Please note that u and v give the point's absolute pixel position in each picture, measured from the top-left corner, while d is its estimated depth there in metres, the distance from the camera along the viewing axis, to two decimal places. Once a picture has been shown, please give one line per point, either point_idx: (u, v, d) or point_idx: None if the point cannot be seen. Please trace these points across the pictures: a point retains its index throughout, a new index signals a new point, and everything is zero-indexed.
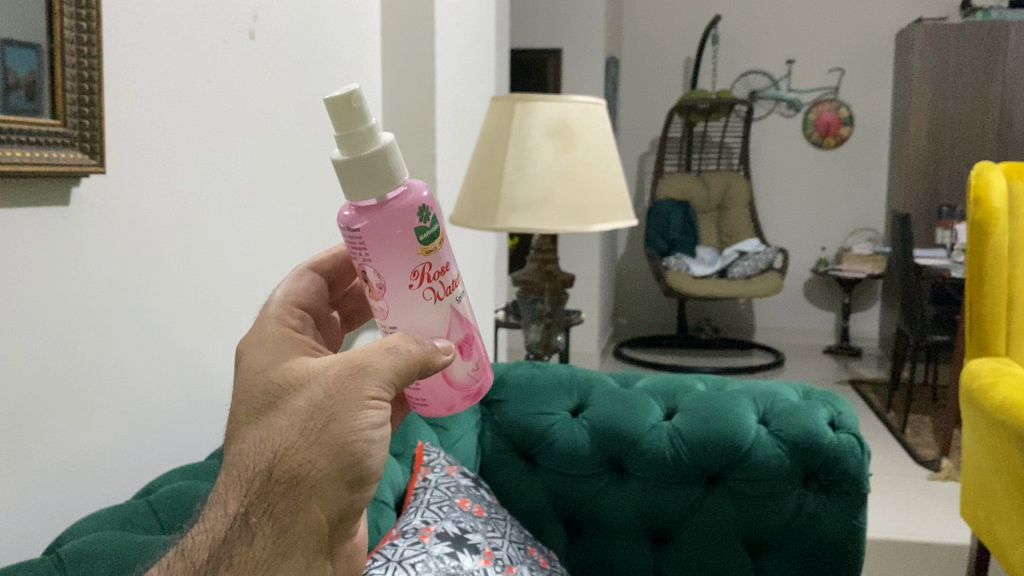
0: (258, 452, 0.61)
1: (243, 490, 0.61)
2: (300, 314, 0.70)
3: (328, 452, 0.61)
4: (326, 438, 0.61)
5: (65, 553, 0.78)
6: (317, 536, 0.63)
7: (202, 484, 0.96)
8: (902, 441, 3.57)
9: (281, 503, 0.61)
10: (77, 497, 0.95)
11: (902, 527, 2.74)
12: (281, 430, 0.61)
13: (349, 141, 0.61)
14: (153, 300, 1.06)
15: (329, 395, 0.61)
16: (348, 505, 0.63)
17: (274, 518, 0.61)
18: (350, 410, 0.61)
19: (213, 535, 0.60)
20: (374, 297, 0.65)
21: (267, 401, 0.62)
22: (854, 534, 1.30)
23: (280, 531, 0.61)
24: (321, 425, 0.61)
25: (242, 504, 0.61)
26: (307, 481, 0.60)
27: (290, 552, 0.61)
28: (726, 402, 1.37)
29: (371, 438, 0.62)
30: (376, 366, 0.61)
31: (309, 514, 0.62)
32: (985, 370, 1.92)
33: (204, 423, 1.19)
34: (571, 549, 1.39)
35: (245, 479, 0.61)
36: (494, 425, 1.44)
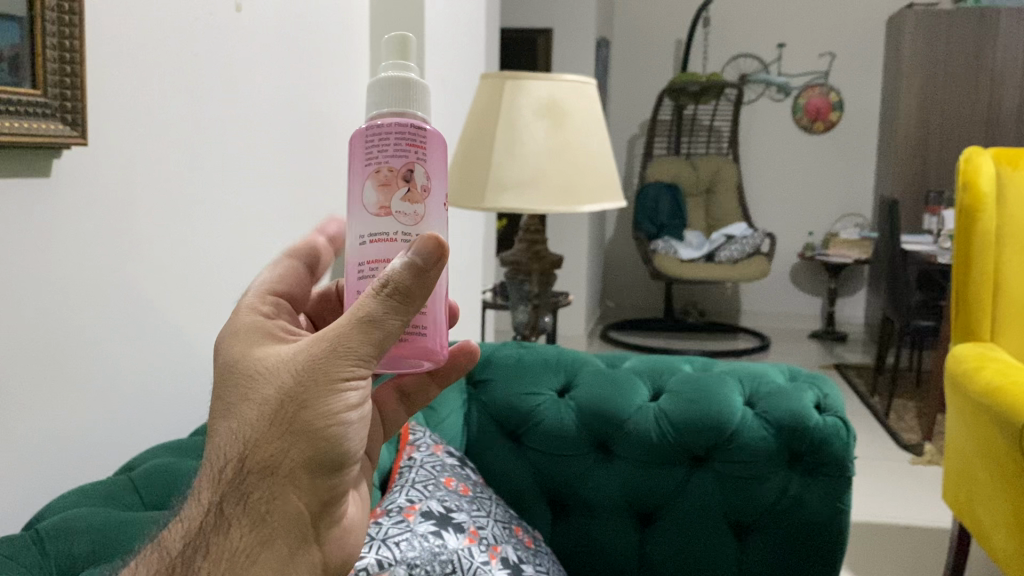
0: (229, 443, 0.61)
1: (217, 482, 0.60)
2: (273, 302, 0.69)
3: (300, 441, 0.59)
4: (298, 426, 0.59)
5: (43, 528, 0.77)
6: (298, 522, 0.62)
7: (186, 461, 0.95)
8: (885, 426, 3.60)
9: (256, 493, 0.60)
10: (57, 474, 0.94)
11: (884, 510, 2.77)
12: (251, 421, 0.60)
13: (388, 70, 0.63)
14: (137, 275, 1.05)
15: (298, 381, 0.59)
16: (328, 489, 0.63)
17: (249, 508, 0.60)
18: (321, 396, 0.59)
19: (189, 526, 0.60)
20: (411, 200, 0.61)
21: (238, 393, 0.61)
22: (838, 516, 1.30)
23: (258, 520, 0.60)
24: (291, 414, 0.59)
25: (217, 496, 0.60)
26: (280, 470, 0.60)
27: (269, 540, 0.60)
28: (712, 384, 1.37)
29: (345, 420, 0.60)
30: (347, 345, 0.58)
31: (286, 503, 0.61)
32: (970, 355, 1.93)
33: (186, 401, 1.18)
34: (556, 528, 1.39)
35: (218, 471, 0.60)
36: (480, 404, 1.43)
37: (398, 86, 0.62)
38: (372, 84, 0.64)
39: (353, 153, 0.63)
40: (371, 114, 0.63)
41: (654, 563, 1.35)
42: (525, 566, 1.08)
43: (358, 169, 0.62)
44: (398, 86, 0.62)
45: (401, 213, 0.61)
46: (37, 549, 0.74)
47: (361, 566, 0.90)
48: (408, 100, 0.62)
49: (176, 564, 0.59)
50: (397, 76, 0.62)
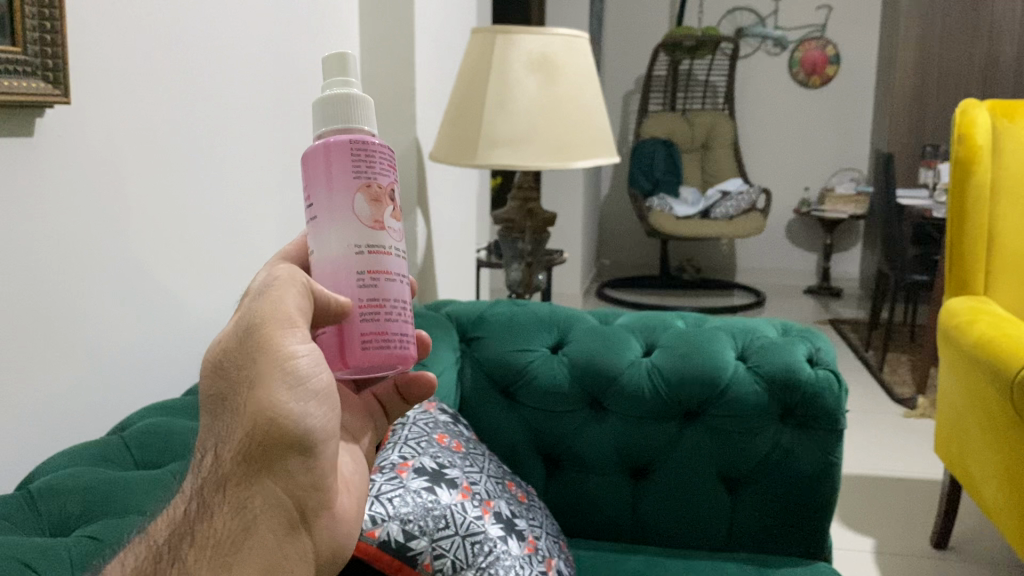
0: (210, 438, 0.63)
1: (199, 472, 0.62)
2: None
3: (261, 420, 0.59)
4: (257, 406, 0.60)
5: (35, 487, 0.77)
6: (280, 508, 0.61)
7: (178, 421, 0.95)
8: (880, 380, 3.62)
9: (230, 479, 0.60)
10: (51, 434, 0.94)
11: (876, 463, 2.79)
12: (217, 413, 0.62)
13: (345, 85, 0.64)
14: (126, 235, 1.05)
15: (244, 359, 0.61)
16: (302, 472, 0.62)
17: (227, 496, 0.60)
18: (263, 372, 0.60)
19: (173, 516, 0.61)
20: (394, 217, 0.65)
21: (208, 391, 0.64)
22: (829, 469, 1.30)
23: (240, 507, 0.60)
24: (241, 393, 0.61)
25: (199, 487, 0.61)
26: (251, 452, 0.60)
27: (251, 526, 0.60)
28: (705, 339, 1.38)
29: (297, 397, 0.60)
30: (274, 321, 0.60)
31: (261, 487, 0.60)
32: (964, 308, 1.93)
33: (179, 360, 1.18)
34: (551, 482, 1.41)
35: (200, 465, 0.62)
36: (474, 362, 1.43)
37: (361, 103, 0.64)
38: (325, 99, 0.63)
39: (327, 167, 0.62)
40: (328, 131, 0.63)
41: (647, 516, 1.37)
42: (518, 521, 1.09)
43: (343, 185, 0.62)
44: (352, 105, 0.63)
45: (391, 229, 0.64)
46: (31, 509, 0.75)
47: None
48: (363, 120, 0.64)
49: (163, 552, 0.59)
50: (355, 92, 0.64)
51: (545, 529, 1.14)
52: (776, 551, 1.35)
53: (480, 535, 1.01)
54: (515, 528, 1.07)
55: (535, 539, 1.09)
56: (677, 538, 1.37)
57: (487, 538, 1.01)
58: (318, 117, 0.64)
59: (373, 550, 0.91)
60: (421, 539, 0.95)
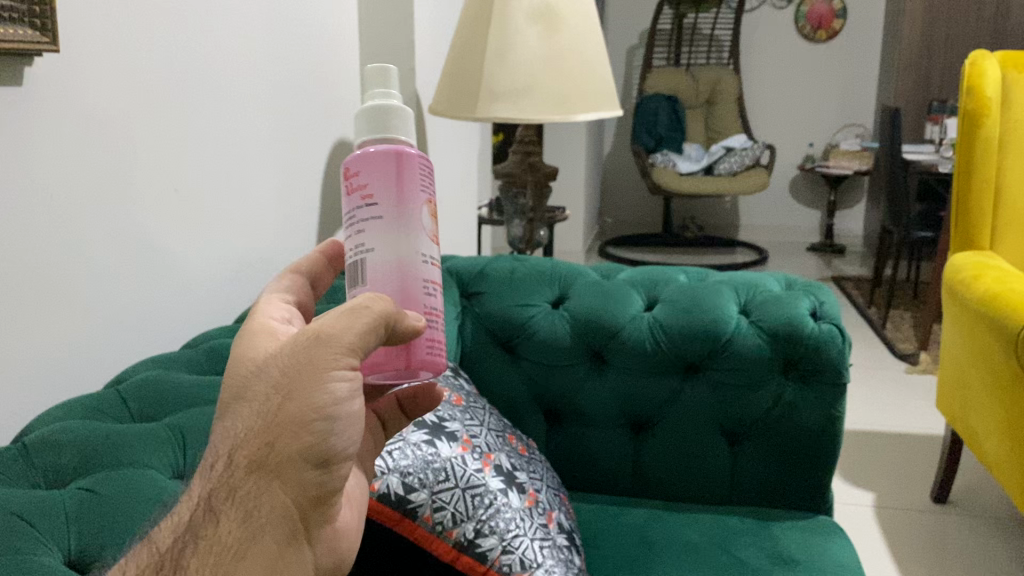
0: (222, 440, 0.56)
1: (206, 476, 0.54)
2: (287, 312, 0.65)
3: (285, 430, 0.54)
4: (286, 417, 0.54)
5: (30, 441, 0.77)
6: (288, 524, 0.55)
7: (174, 375, 0.94)
8: (881, 338, 3.60)
9: (244, 486, 0.53)
10: (46, 389, 0.93)
11: (877, 419, 2.80)
12: (242, 415, 0.55)
13: (393, 100, 0.62)
14: (119, 187, 1.03)
15: (289, 368, 0.55)
16: (317, 485, 0.56)
17: (237, 503, 0.53)
18: (307, 386, 0.54)
19: (178, 523, 0.53)
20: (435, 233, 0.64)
21: (234, 392, 0.57)
22: (831, 423, 1.29)
23: (247, 517, 0.53)
24: (278, 404, 0.54)
25: (206, 488, 0.54)
26: (268, 461, 0.54)
27: (258, 541, 0.53)
28: (707, 293, 1.36)
29: (333, 418, 0.55)
30: (332, 334, 0.55)
31: (276, 499, 0.54)
32: (969, 263, 1.91)
33: (175, 315, 1.17)
34: (551, 437, 1.40)
35: (209, 465, 0.55)
36: (474, 317, 1.42)
37: (409, 118, 0.62)
38: (379, 108, 0.61)
39: (398, 172, 0.60)
40: (384, 141, 0.61)
41: (648, 471, 1.37)
42: (519, 474, 1.09)
43: (409, 196, 0.60)
44: (404, 119, 0.62)
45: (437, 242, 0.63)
46: (25, 462, 0.74)
47: None
48: (409, 135, 0.62)
49: (163, 561, 0.51)
50: (404, 106, 0.62)
51: (546, 483, 1.14)
52: (777, 505, 1.35)
53: (480, 488, 1.01)
54: (516, 482, 1.06)
55: (535, 492, 1.09)
56: (678, 492, 1.37)
57: (486, 491, 1.01)
58: (367, 123, 0.61)
59: (374, 503, 0.91)
60: (421, 492, 0.94)
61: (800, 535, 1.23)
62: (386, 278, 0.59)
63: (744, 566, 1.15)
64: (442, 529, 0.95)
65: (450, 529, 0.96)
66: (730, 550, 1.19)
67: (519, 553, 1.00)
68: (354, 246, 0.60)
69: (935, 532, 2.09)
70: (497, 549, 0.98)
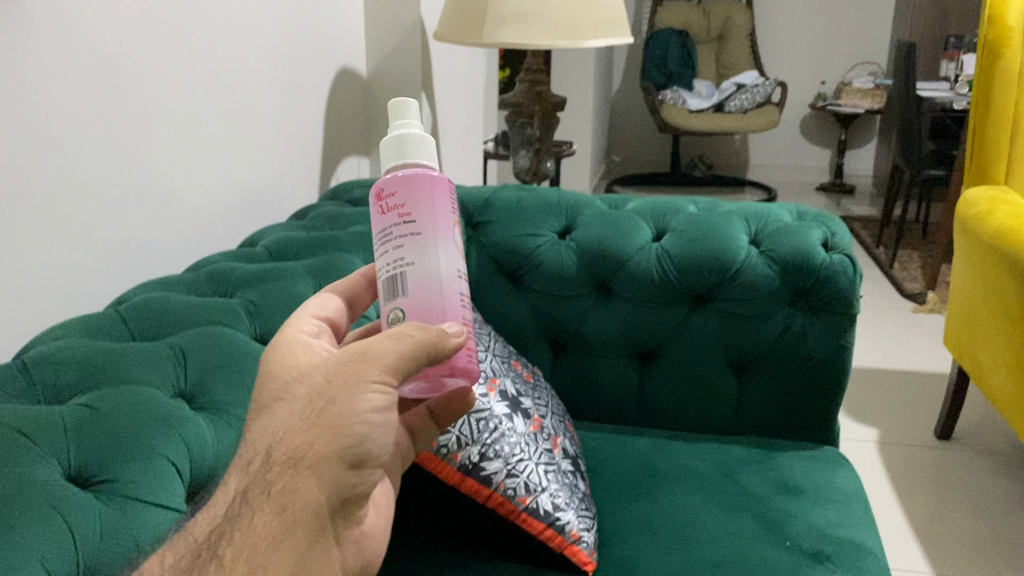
0: (258, 440, 0.58)
1: (245, 471, 0.56)
2: (317, 325, 0.67)
3: (325, 431, 0.56)
4: (324, 419, 0.56)
5: (30, 358, 0.76)
6: (319, 519, 0.56)
7: (175, 296, 0.93)
8: (889, 277, 3.58)
9: (278, 483, 0.55)
10: (45, 311, 0.93)
11: (882, 358, 2.79)
12: (281, 417, 0.57)
13: (413, 129, 0.65)
14: (114, 108, 1.01)
15: (331, 377, 0.58)
16: (349, 487, 0.58)
17: (272, 498, 0.55)
18: (346, 393, 0.56)
19: (214, 516, 0.56)
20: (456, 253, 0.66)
21: (272, 396, 0.59)
22: (839, 353, 1.28)
23: (281, 511, 0.55)
24: (319, 408, 0.57)
25: (242, 484, 0.56)
26: (305, 459, 0.55)
27: (290, 535, 0.55)
28: (718, 222, 1.33)
29: (371, 423, 0.57)
30: (376, 350, 0.57)
31: (309, 496, 0.55)
32: (984, 198, 1.88)
33: (176, 242, 1.16)
34: (557, 365, 1.40)
35: (245, 462, 0.57)
36: (480, 247, 1.39)
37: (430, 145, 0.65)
38: (402, 138, 0.63)
39: (431, 193, 0.62)
40: (412, 166, 0.63)
41: (653, 401, 1.37)
42: (524, 399, 1.08)
43: (442, 219, 0.62)
44: (428, 147, 0.64)
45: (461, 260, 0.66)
46: (25, 378, 0.73)
47: None
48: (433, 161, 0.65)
49: (203, 546, 0.55)
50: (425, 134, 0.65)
51: (551, 410, 1.14)
52: (782, 435, 1.35)
53: (485, 413, 1.00)
54: (520, 407, 1.06)
55: (540, 418, 1.09)
56: (684, 421, 1.37)
57: (491, 416, 1.01)
58: (393, 151, 0.63)
59: None
60: None
61: (805, 465, 1.23)
62: (428, 291, 0.60)
63: (747, 493, 1.15)
64: (447, 451, 0.95)
65: (455, 452, 0.96)
66: (734, 477, 1.19)
67: (523, 477, 0.99)
68: (392, 261, 0.61)
69: (937, 468, 2.10)
70: (502, 473, 0.98)
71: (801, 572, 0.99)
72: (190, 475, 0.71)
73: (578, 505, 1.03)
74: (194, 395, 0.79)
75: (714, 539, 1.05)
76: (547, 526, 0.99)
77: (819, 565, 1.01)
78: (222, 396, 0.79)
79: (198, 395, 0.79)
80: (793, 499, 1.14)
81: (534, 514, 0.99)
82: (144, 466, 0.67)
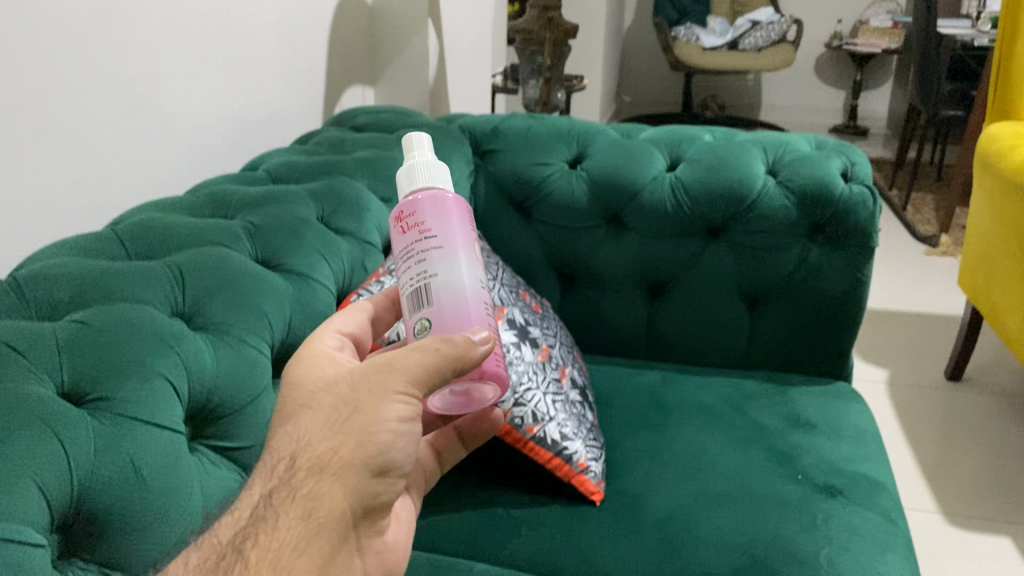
0: (282, 443, 0.56)
1: (268, 475, 0.54)
2: (340, 339, 0.66)
3: (349, 439, 0.54)
4: (350, 426, 0.55)
5: (21, 276, 0.72)
6: (341, 525, 0.55)
7: (173, 217, 0.89)
8: (901, 220, 3.52)
9: (304, 488, 0.53)
10: (36, 230, 0.90)
11: (893, 300, 2.76)
12: (307, 422, 0.56)
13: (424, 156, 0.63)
14: (107, 19, 0.97)
15: (357, 384, 0.57)
16: (372, 496, 0.57)
17: (298, 502, 0.53)
18: (372, 401, 0.55)
19: (239, 516, 0.53)
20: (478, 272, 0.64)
21: (298, 403, 0.58)
22: (856, 287, 1.25)
23: (307, 515, 0.53)
24: (345, 416, 0.55)
25: (267, 487, 0.54)
26: (329, 465, 0.54)
27: (315, 541, 0.53)
28: (734, 152, 1.29)
29: (395, 432, 0.56)
30: (404, 361, 0.55)
31: (332, 502, 0.54)
32: (1006, 134, 1.83)
33: (175, 166, 1.12)
34: (566, 299, 1.37)
35: (270, 466, 0.55)
36: (488, 176, 1.35)
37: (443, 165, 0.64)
38: (415, 165, 0.62)
39: (448, 211, 0.60)
40: (427, 189, 0.61)
41: (664, 334, 1.34)
42: (532, 329, 1.05)
43: (461, 235, 0.60)
44: (441, 168, 0.63)
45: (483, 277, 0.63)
46: (16, 297, 0.70)
47: None
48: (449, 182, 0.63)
49: (227, 549, 0.51)
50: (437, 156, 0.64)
51: (560, 340, 1.11)
52: (794, 370, 1.33)
53: None
54: (528, 336, 1.04)
55: (549, 347, 1.06)
56: (694, 355, 1.34)
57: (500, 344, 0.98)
58: (409, 173, 0.62)
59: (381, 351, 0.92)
60: None
61: (818, 399, 1.21)
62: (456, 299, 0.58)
63: (759, 428, 1.13)
64: None
65: None
66: (745, 411, 1.17)
67: (531, 406, 0.98)
68: (415, 276, 0.58)
69: (946, 409, 2.08)
70: (509, 401, 0.96)
71: (813, 505, 0.97)
72: (189, 394, 0.70)
73: (586, 435, 1.01)
74: (193, 315, 0.76)
75: (725, 471, 1.03)
76: (554, 456, 0.97)
77: (832, 498, 0.99)
78: (222, 317, 0.77)
79: (196, 314, 0.76)
80: (805, 434, 1.12)
81: (541, 443, 0.97)
82: (140, 384, 0.65)
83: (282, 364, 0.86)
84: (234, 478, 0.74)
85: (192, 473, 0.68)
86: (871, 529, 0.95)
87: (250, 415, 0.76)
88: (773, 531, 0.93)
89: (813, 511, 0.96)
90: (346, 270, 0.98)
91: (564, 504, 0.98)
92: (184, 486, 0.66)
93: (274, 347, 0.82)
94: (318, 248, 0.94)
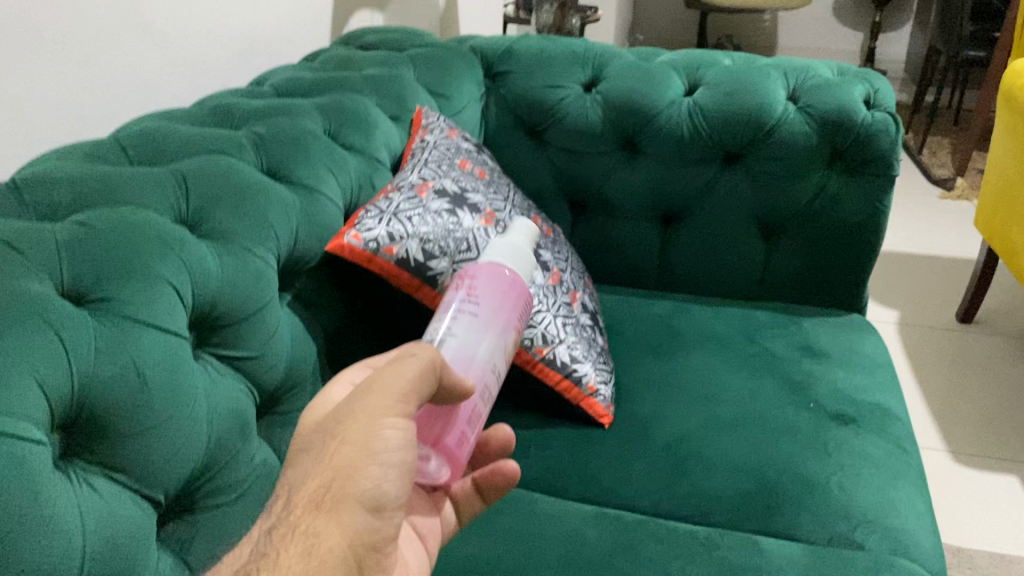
0: (282, 492, 0.55)
1: (268, 520, 0.53)
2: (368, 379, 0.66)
3: (337, 472, 0.54)
4: (339, 459, 0.54)
5: (20, 179, 0.70)
6: (343, 562, 0.52)
7: (176, 126, 0.87)
8: (917, 163, 3.46)
9: (300, 523, 0.52)
10: (34, 136, 0.87)
11: (906, 243, 2.72)
12: (301, 465, 0.55)
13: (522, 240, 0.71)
14: None
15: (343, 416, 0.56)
16: (373, 535, 0.54)
17: (295, 536, 0.52)
18: (358, 427, 0.55)
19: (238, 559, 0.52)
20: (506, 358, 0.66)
21: (296, 451, 0.58)
22: (874, 217, 1.22)
23: (307, 551, 0.51)
24: (333, 450, 0.55)
25: (265, 528, 0.53)
26: (324, 500, 0.53)
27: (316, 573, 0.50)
28: (755, 76, 1.25)
29: (385, 460, 0.54)
30: (388, 378, 0.56)
31: (330, 534, 0.52)
32: None
33: (178, 78, 1.09)
34: (577, 226, 1.34)
35: (269, 511, 0.54)
36: (500, 98, 1.31)
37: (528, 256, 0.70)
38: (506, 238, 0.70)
39: (508, 284, 0.66)
40: (506, 262, 0.67)
41: (676, 263, 1.32)
42: (543, 252, 1.03)
43: (507, 310, 0.65)
44: (524, 252, 0.70)
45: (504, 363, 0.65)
46: (15, 199, 0.68)
47: (370, 238, 0.85)
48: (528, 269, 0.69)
49: None
50: (529, 246, 0.70)
51: (571, 264, 1.09)
52: (808, 301, 1.31)
53: None
54: (540, 259, 1.01)
55: (560, 271, 1.04)
56: (706, 285, 1.32)
57: None
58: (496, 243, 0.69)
59: (392, 267, 0.87)
60: (441, 260, 0.89)
61: (832, 330, 1.19)
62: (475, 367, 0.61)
63: (772, 358, 1.11)
64: None
65: None
66: (757, 340, 1.15)
67: (540, 329, 0.95)
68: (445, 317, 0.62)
69: (956, 351, 2.06)
70: None
71: (825, 433, 0.96)
72: (194, 300, 0.68)
73: (596, 358, 1.00)
74: (198, 223, 0.74)
75: (736, 399, 1.02)
76: (563, 377, 0.96)
77: (844, 426, 0.98)
78: (227, 225, 0.75)
79: (201, 223, 0.74)
80: (818, 364, 1.10)
81: (550, 365, 0.95)
82: (143, 286, 0.63)
83: (287, 278, 0.84)
84: (240, 388, 0.73)
85: (196, 379, 0.67)
86: (882, 457, 0.94)
87: (255, 324, 0.75)
88: (784, 457, 0.92)
89: (824, 438, 0.95)
90: (354, 186, 0.96)
91: (572, 427, 0.97)
92: (189, 393, 0.65)
93: (280, 260, 0.81)
94: (325, 161, 0.91)
